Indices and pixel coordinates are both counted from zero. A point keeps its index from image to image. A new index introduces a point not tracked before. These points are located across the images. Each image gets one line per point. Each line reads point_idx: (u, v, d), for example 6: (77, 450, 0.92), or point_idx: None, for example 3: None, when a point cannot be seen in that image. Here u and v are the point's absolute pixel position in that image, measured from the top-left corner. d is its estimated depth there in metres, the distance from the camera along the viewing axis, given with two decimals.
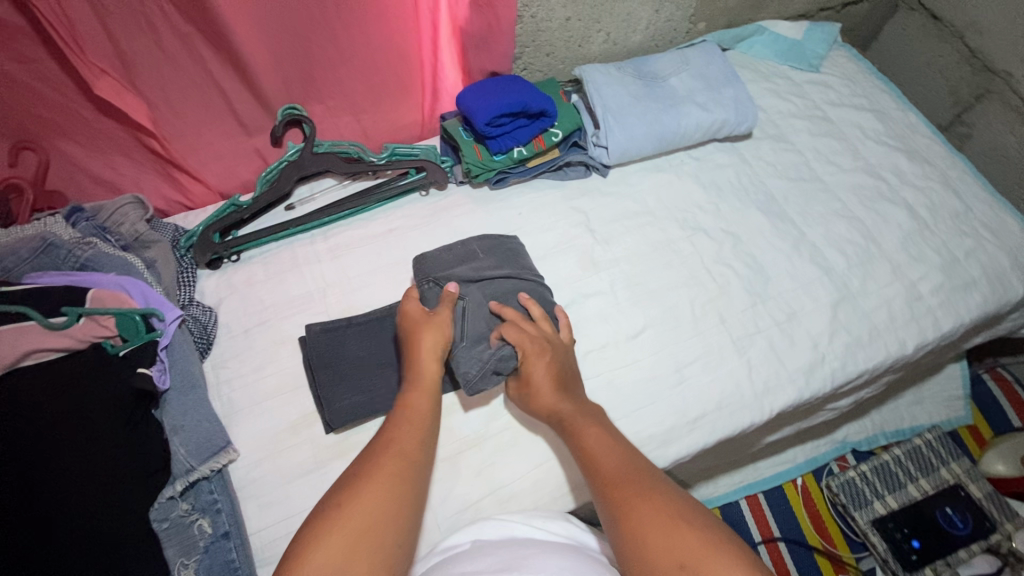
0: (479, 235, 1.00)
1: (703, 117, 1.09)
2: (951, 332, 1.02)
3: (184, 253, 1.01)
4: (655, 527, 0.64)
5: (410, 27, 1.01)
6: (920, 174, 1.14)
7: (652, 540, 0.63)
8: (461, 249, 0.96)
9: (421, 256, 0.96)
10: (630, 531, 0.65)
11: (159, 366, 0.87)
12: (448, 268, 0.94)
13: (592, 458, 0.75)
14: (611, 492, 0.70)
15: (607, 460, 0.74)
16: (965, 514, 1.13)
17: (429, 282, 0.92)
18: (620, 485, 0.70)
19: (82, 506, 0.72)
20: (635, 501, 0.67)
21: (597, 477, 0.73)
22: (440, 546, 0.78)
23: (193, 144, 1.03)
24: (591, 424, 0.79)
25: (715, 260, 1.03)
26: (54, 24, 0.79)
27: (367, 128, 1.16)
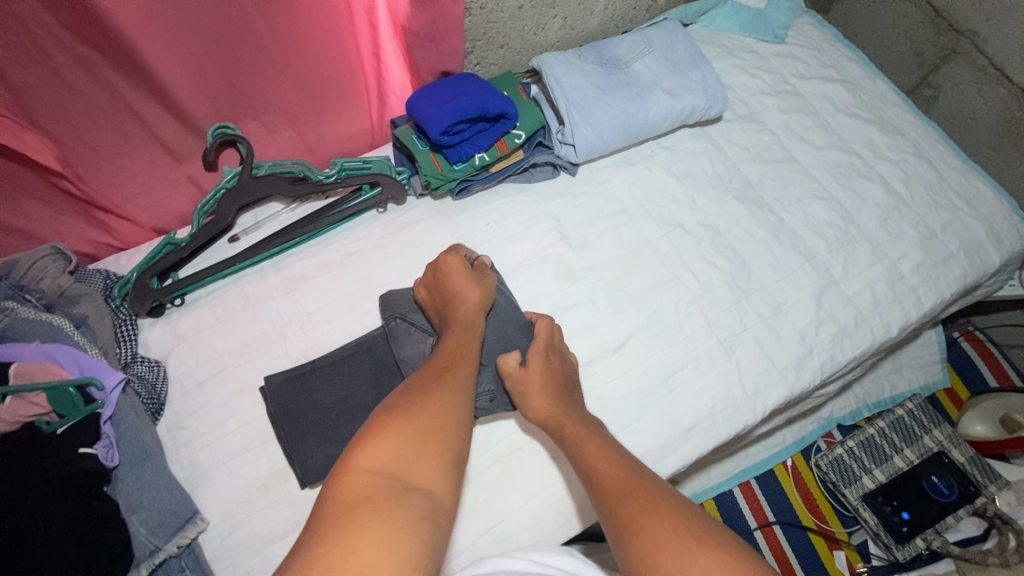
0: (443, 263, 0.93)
1: (672, 104, 1.02)
2: (933, 308, 1.01)
3: (119, 304, 0.90)
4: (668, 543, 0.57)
5: (345, 26, 0.91)
6: (893, 146, 1.11)
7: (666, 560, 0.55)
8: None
9: (386, 292, 0.90)
10: (641, 549, 0.57)
11: (105, 442, 0.78)
12: (417, 303, 0.88)
13: (595, 475, 0.69)
14: (619, 507, 0.63)
15: (611, 476, 0.68)
16: (950, 480, 1.15)
17: (396, 319, 0.86)
18: (628, 500, 0.63)
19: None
20: (644, 516, 0.60)
21: (599, 493, 0.67)
22: None
23: (114, 179, 0.92)
24: (592, 441, 0.73)
25: (695, 257, 0.99)
26: None
27: (310, 140, 1.05)
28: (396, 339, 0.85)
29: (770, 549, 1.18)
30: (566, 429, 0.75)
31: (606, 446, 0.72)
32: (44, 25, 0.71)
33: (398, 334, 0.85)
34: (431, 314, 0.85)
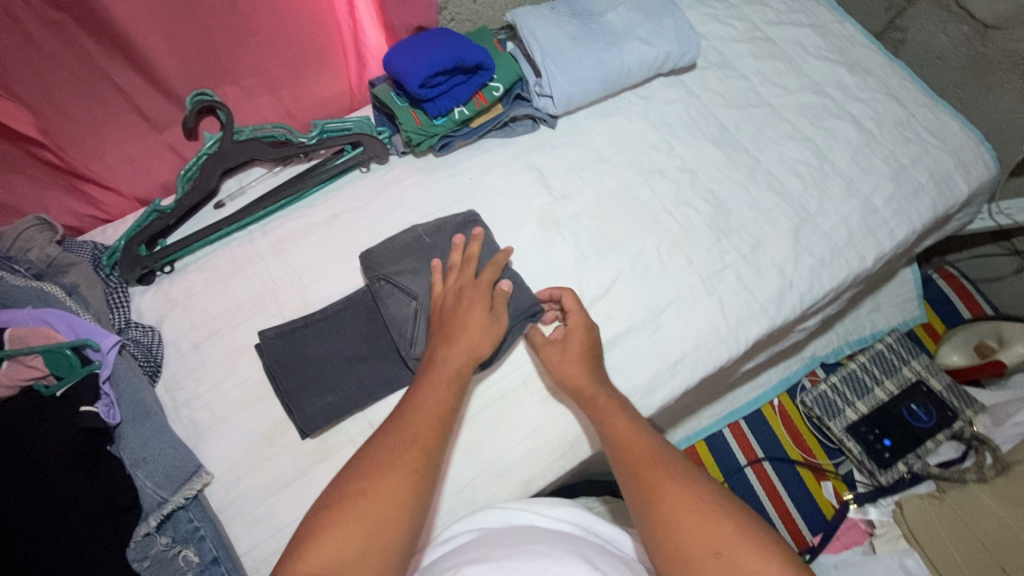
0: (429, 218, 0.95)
1: (646, 52, 1.04)
2: (906, 239, 1.05)
3: (110, 272, 0.91)
4: (685, 511, 0.63)
5: None
6: (863, 86, 1.14)
7: (686, 528, 0.62)
8: (407, 238, 0.91)
9: (365, 252, 0.90)
10: (659, 514, 0.64)
11: (105, 401, 0.79)
12: (397, 264, 0.89)
13: (618, 444, 0.74)
14: (640, 472, 0.69)
15: (635, 443, 0.73)
16: (929, 407, 1.20)
17: (380, 280, 0.87)
18: (651, 468, 0.69)
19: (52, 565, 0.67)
20: (664, 484, 0.67)
21: (622, 456, 0.73)
22: (440, 537, 0.77)
23: (94, 149, 0.92)
24: (618, 410, 0.77)
25: (675, 201, 1.01)
26: None
27: (290, 105, 1.06)
28: (382, 300, 0.86)
29: (759, 483, 1.23)
30: (591, 398, 0.79)
31: (629, 415, 0.77)
32: None
33: (384, 295, 0.86)
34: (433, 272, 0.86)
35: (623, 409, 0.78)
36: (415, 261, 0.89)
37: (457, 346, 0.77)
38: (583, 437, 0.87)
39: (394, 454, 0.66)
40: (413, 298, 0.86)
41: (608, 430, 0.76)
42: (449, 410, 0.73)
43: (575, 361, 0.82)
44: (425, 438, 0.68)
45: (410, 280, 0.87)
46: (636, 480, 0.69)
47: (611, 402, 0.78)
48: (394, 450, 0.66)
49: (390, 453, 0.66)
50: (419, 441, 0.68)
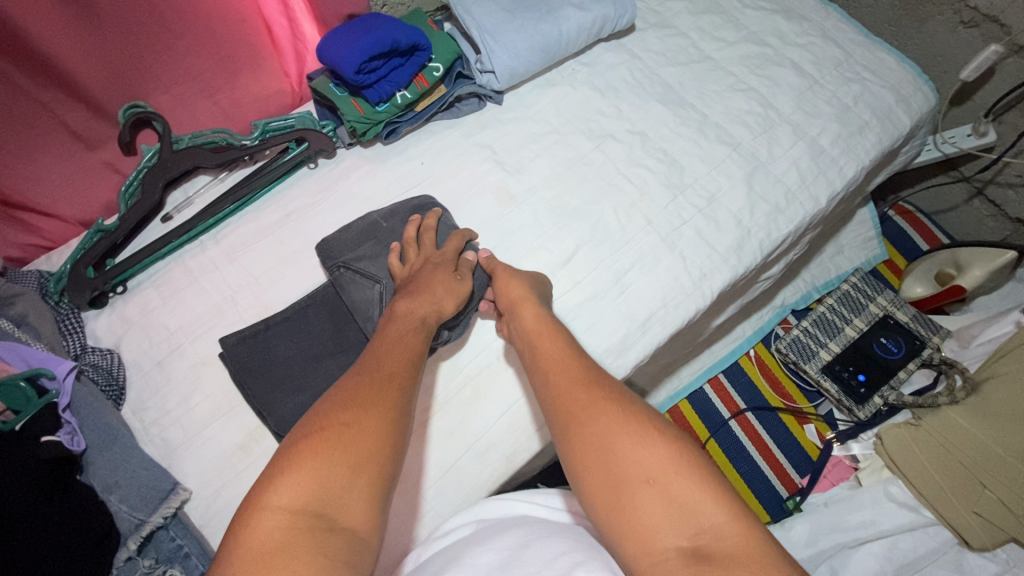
0: (382, 206, 0.94)
1: (584, 18, 1.04)
2: (856, 176, 1.07)
3: (59, 299, 0.88)
4: (611, 440, 0.62)
5: None
6: (800, 32, 1.15)
7: (619, 452, 0.61)
8: (363, 224, 0.90)
9: (322, 241, 0.89)
10: (592, 441, 0.63)
11: (68, 429, 0.77)
12: (355, 249, 0.88)
13: (550, 370, 0.72)
14: (571, 398, 0.67)
15: (563, 375, 0.70)
16: (898, 339, 1.23)
17: (339, 268, 0.86)
18: (577, 399, 0.67)
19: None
20: (591, 413, 0.65)
21: (549, 389, 0.70)
22: (438, 531, 0.76)
23: (27, 175, 0.88)
24: (552, 338, 0.76)
25: (629, 164, 1.01)
26: None
27: (228, 108, 1.03)
28: (344, 285, 0.86)
29: (745, 435, 1.25)
30: (535, 330, 0.77)
31: (563, 347, 0.75)
32: None
33: (345, 281, 0.86)
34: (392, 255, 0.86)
35: (559, 341, 0.75)
36: (374, 246, 0.89)
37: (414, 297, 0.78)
38: None
39: (366, 391, 0.63)
40: (376, 282, 0.86)
41: (542, 361, 0.74)
42: (417, 353, 0.72)
43: (515, 284, 0.83)
44: (394, 375, 0.66)
45: (371, 267, 0.87)
46: (563, 410, 0.67)
47: (551, 334, 0.76)
48: (366, 389, 0.64)
49: (364, 391, 0.63)
50: (389, 378, 0.66)
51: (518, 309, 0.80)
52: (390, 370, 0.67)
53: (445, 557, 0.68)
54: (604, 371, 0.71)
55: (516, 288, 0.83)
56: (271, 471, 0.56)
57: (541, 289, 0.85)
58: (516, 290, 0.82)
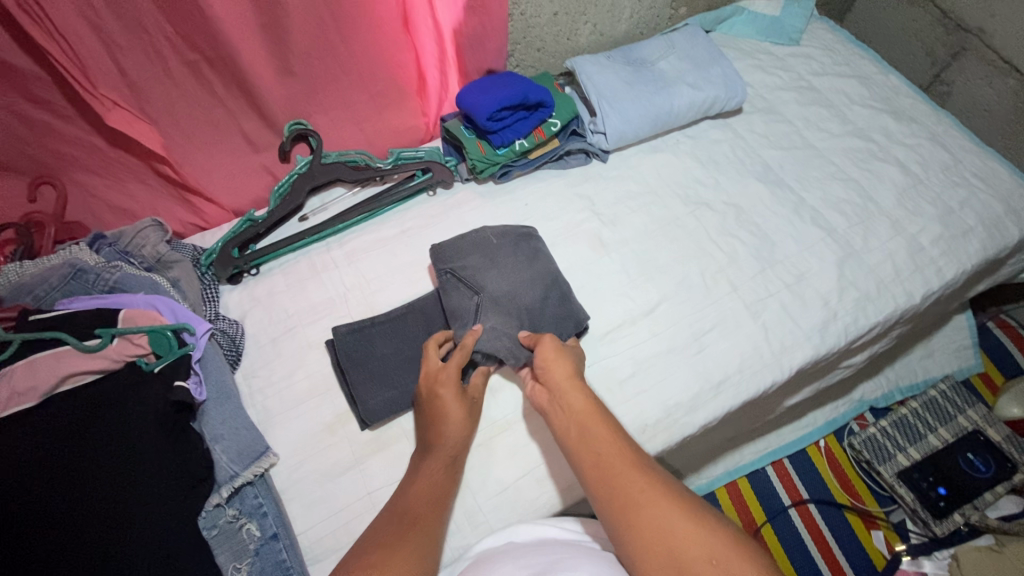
0: (494, 224, 1.02)
1: (695, 96, 1.13)
2: (955, 279, 1.06)
3: (206, 270, 1.03)
4: (671, 525, 0.62)
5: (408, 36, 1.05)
6: (908, 132, 1.18)
7: (676, 536, 0.61)
8: (476, 237, 0.99)
9: (438, 245, 0.99)
10: (648, 528, 0.63)
11: (195, 379, 0.88)
12: (464, 259, 0.96)
13: (598, 455, 0.72)
14: (622, 485, 0.68)
15: (613, 458, 0.71)
16: (987, 457, 1.15)
17: (447, 273, 0.95)
18: (632, 482, 0.68)
19: (132, 527, 0.74)
20: (649, 497, 0.66)
21: (597, 472, 0.71)
22: (473, 550, 0.79)
23: (203, 165, 1.06)
24: (598, 420, 0.76)
25: (720, 232, 1.06)
26: (66, 64, 0.81)
27: (371, 135, 1.19)
28: (447, 291, 0.94)
29: (805, 527, 1.19)
30: (579, 408, 0.77)
31: (608, 429, 0.75)
32: (162, 32, 0.87)
33: (449, 287, 0.94)
34: (489, 279, 0.93)
35: (605, 423, 0.75)
36: (481, 259, 0.96)
37: (452, 389, 0.83)
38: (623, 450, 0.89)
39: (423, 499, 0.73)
40: (476, 293, 0.93)
41: (589, 446, 0.73)
42: (445, 492, 0.76)
43: (559, 362, 0.83)
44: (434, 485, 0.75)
45: (478, 278, 0.93)
46: (616, 494, 0.67)
47: (598, 417, 0.76)
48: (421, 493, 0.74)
49: (392, 536, 0.67)
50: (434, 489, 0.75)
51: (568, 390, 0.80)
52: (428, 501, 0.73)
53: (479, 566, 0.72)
54: (650, 458, 0.72)
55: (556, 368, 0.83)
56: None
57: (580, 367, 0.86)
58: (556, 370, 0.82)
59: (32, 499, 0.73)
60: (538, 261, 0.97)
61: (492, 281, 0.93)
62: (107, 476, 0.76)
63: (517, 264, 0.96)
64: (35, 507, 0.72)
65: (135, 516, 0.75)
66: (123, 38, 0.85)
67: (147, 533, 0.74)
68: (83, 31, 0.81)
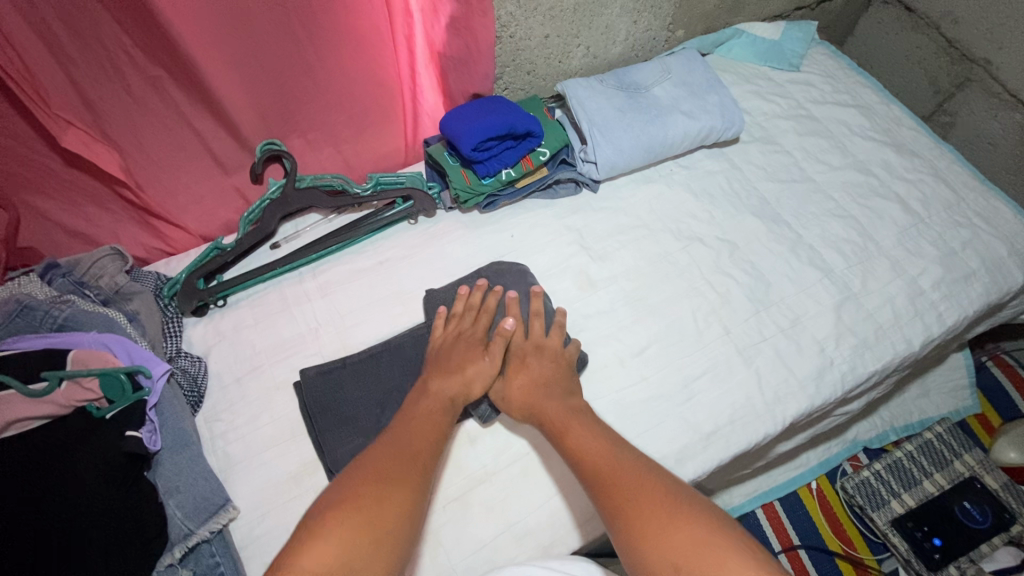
0: (490, 261, 1.00)
1: (690, 125, 1.08)
2: (956, 325, 1.02)
3: (168, 301, 0.97)
4: (656, 517, 0.64)
5: (387, 55, 0.99)
6: (910, 167, 1.14)
7: (660, 528, 0.63)
8: (470, 279, 0.96)
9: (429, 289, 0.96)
10: (635, 523, 0.64)
11: (149, 428, 0.82)
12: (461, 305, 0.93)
13: (582, 456, 0.74)
14: (610, 483, 0.69)
15: (598, 458, 0.73)
16: (983, 506, 1.12)
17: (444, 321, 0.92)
18: (616, 483, 0.69)
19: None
20: (635, 495, 0.67)
21: (584, 475, 0.72)
22: None
23: (170, 188, 1.00)
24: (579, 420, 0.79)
25: (714, 270, 1.01)
26: (15, 78, 0.75)
27: (349, 157, 1.12)
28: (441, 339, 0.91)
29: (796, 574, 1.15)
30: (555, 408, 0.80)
31: (592, 433, 0.77)
32: (122, 47, 0.81)
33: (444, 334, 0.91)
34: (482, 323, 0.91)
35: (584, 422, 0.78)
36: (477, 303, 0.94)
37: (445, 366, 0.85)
38: None
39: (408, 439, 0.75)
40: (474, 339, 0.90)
41: (575, 447, 0.75)
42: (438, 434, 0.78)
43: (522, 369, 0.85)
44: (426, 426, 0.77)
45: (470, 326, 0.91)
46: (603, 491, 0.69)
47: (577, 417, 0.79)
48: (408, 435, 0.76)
49: (367, 476, 0.68)
50: (422, 430, 0.77)
51: (538, 401, 0.82)
52: (413, 450, 0.73)
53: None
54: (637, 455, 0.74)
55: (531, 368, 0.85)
56: (289, 546, 0.60)
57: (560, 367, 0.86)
58: (518, 378, 0.85)
59: None
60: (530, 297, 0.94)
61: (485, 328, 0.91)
62: (46, 536, 0.70)
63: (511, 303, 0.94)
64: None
65: None
66: (78, 54, 0.78)
67: None
68: (33, 46, 0.74)
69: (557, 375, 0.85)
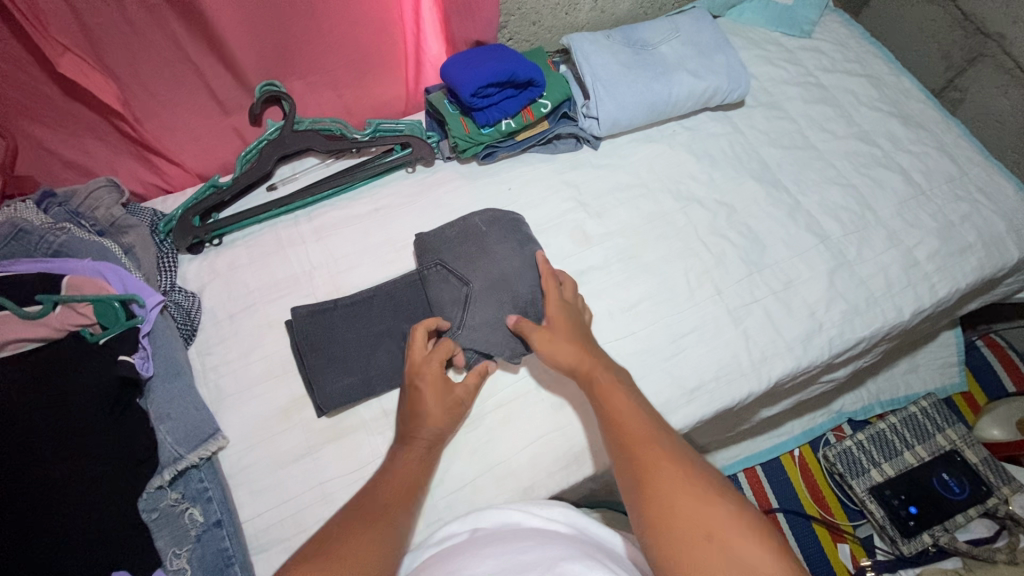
0: (482, 209, 0.98)
1: (695, 85, 1.07)
2: (948, 297, 1.02)
3: (164, 238, 0.97)
4: (680, 493, 0.61)
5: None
6: (915, 139, 1.13)
7: (680, 505, 0.61)
8: (464, 226, 0.95)
9: (421, 235, 0.96)
10: (656, 494, 0.62)
11: (142, 354, 0.83)
12: (453, 249, 0.93)
13: (614, 420, 0.71)
14: (638, 452, 0.66)
15: (631, 422, 0.70)
16: (961, 478, 1.14)
17: (436, 265, 0.91)
18: (647, 451, 0.66)
19: (57, 512, 0.70)
20: (662, 467, 0.64)
21: (612, 432, 0.70)
22: (436, 536, 0.75)
23: (167, 124, 0.99)
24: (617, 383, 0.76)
25: (710, 231, 1.01)
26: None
27: (349, 103, 1.12)
28: (433, 284, 0.91)
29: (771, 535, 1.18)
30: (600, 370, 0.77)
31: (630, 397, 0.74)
32: None
33: (435, 280, 0.91)
34: (474, 268, 0.91)
35: (624, 390, 0.75)
36: (470, 249, 0.93)
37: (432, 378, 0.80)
38: (588, 452, 0.86)
39: (383, 498, 0.71)
40: (465, 284, 0.90)
41: (607, 411, 0.72)
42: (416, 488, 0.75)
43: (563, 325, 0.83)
44: (406, 483, 0.74)
45: (464, 269, 0.91)
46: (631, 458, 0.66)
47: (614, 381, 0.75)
48: (388, 489, 0.72)
49: (364, 511, 0.69)
50: (401, 487, 0.73)
51: (579, 368, 0.78)
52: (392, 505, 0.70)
53: (445, 558, 0.68)
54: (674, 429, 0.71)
55: (563, 334, 0.81)
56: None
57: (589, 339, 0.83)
58: (563, 336, 0.81)
59: None
60: (525, 246, 0.93)
61: (477, 272, 0.90)
62: (37, 446, 0.72)
63: (507, 253, 0.92)
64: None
65: (59, 502, 0.70)
66: None
67: (70, 520, 0.70)
68: None
69: (590, 347, 0.82)
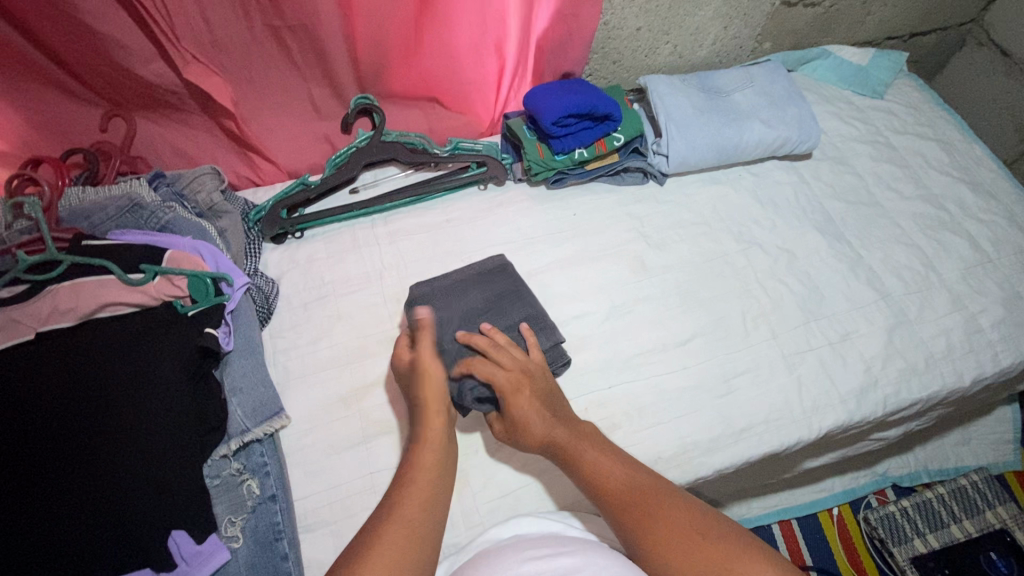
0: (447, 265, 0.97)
1: (766, 134, 1.10)
2: (1010, 368, 1.00)
3: (252, 226, 1.05)
4: (676, 534, 0.68)
5: (501, 38, 1.05)
6: (984, 208, 1.13)
7: (677, 544, 0.67)
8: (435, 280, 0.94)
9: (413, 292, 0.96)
10: (654, 539, 0.68)
11: (225, 329, 0.90)
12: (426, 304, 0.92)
13: (596, 479, 0.74)
14: (627, 506, 0.72)
15: (613, 477, 0.74)
16: (1009, 558, 1.08)
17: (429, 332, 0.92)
18: (635, 503, 0.71)
19: (136, 456, 0.74)
20: (652, 513, 0.70)
21: (599, 491, 0.74)
22: (481, 538, 0.78)
23: (268, 125, 1.08)
24: (586, 439, 0.78)
25: (769, 276, 1.03)
26: (155, 17, 0.84)
27: (433, 119, 1.17)
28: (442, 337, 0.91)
29: None
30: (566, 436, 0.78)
31: (600, 447, 0.78)
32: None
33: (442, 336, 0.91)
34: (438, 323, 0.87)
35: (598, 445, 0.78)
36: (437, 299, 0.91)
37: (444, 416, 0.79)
38: None
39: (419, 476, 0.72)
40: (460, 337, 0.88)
41: (585, 472, 0.76)
42: (444, 464, 0.75)
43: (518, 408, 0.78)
44: (436, 455, 0.75)
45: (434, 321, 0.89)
46: (625, 512, 0.71)
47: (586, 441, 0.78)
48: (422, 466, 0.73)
49: (391, 508, 0.68)
50: (434, 459, 0.74)
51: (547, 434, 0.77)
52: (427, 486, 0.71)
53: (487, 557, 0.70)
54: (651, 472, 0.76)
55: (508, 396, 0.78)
56: None
57: (538, 387, 0.81)
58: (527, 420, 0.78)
59: (65, 399, 0.76)
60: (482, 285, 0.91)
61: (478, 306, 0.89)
62: (120, 401, 0.77)
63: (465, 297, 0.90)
64: (29, 442, 0.73)
65: (138, 448, 0.75)
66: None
67: (139, 467, 0.74)
68: None
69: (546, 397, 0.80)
